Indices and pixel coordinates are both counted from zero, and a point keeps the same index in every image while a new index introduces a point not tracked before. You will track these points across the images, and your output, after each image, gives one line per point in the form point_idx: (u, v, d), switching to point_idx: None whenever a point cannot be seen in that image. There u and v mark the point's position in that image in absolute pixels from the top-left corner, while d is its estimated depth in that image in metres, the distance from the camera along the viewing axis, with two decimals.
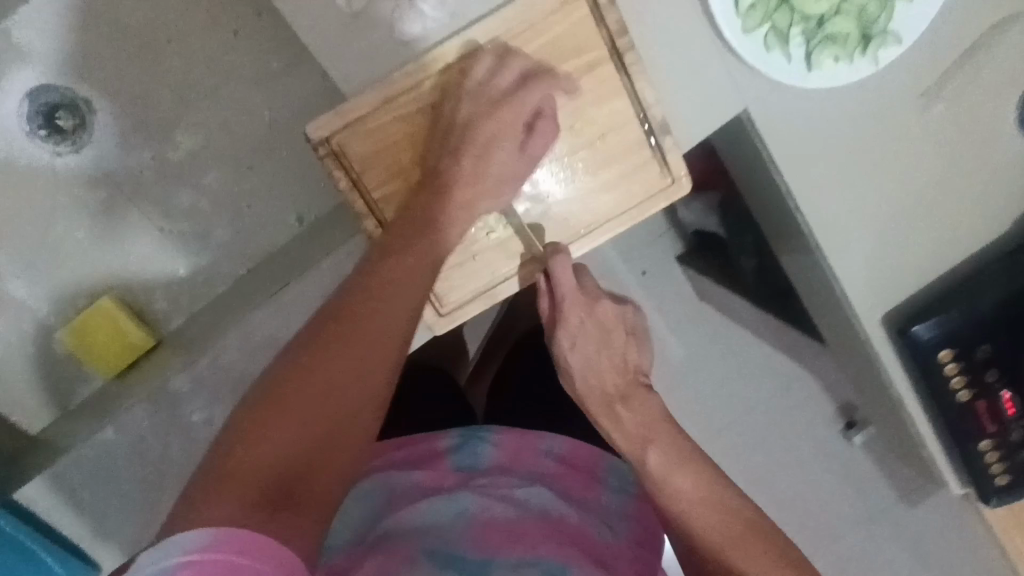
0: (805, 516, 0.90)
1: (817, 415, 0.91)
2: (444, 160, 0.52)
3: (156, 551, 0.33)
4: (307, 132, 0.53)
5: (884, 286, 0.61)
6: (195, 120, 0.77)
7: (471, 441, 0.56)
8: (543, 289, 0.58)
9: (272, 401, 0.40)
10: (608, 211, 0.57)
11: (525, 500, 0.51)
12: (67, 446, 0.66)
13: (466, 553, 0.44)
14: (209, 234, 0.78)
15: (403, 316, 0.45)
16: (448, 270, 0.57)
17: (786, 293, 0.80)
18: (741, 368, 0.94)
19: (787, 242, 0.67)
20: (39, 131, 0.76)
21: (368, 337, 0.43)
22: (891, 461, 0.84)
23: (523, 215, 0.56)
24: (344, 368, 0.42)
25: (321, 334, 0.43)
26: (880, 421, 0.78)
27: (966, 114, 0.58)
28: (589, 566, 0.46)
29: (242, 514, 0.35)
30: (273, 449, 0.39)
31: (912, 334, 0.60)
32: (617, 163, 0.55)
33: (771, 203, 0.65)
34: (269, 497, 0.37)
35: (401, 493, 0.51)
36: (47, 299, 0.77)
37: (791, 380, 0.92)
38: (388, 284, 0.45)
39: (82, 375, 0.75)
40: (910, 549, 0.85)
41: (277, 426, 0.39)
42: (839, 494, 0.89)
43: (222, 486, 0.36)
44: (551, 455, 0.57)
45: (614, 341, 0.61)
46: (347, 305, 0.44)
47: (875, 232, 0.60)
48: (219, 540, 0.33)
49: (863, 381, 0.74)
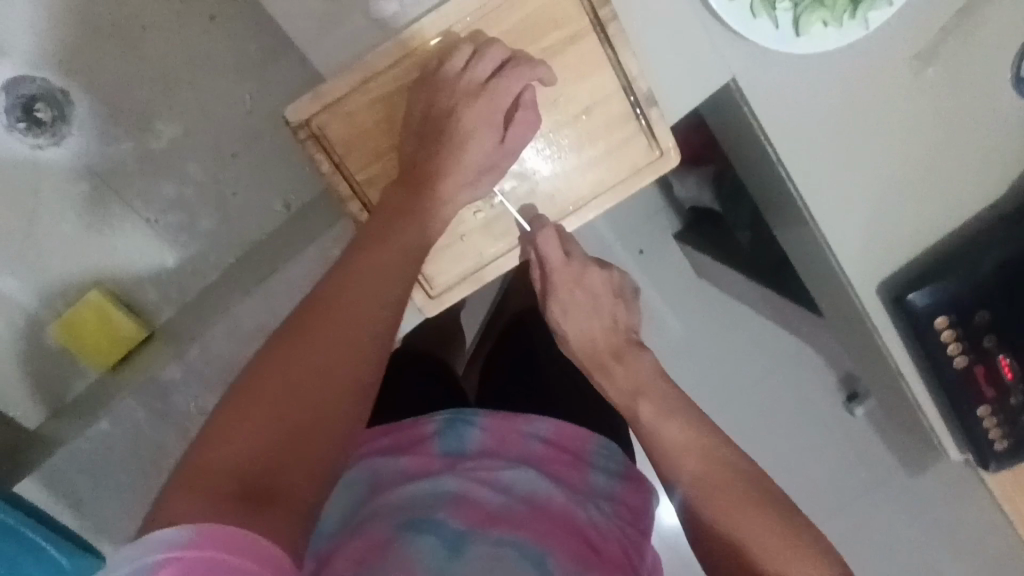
0: (808, 487, 0.90)
1: (817, 386, 0.91)
2: (422, 139, 0.51)
3: (135, 549, 0.30)
4: (285, 114, 0.51)
5: (879, 253, 0.60)
6: (175, 108, 0.76)
7: (457, 425, 0.55)
8: (534, 260, 0.56)
9: (248, 392, 0.37)
10: (595, 187, 0.55)
11: (512, 484, 0.51)
12: (69, 438, 0.69)
13: (451, 537, 0.44)
14: (194, 223, 0.78)
15: (386, 295, 0.43)
16: (436, 253, 0.56)
17: (780, 265, 0.79)
18: (740, 343, 0.94)
19: (779, 215, 0.66)
20: (17, 125, 0.73)
21: (349, 317, 0.40)
22: (891, 431, 0.85)
23: (510, 193, 0.55)
24: (324, 351, 0.39)
25: (300, 318, 0.40)
26: (878, 392, 0.78)
27: (960, 76, 0.57)
28: (575, 552, 0.46)
29: (222, 508, 0.32)
30: (247, 439, 0.35)
31: (906, 301, 0.59)
32: (603, 136, 0.54)
33: (763, 175, 0.63)
34: (248, 490, 0.34)
35: (385, 478, 0.51)
36: (35, 294, 0.76)
37: (791, 353, 0.92)
38: (370, 269, 0.43)
39: (77, 370, 0.76)
40: (911, 514, 0.86)
41: (253, 418, 0.36)
42: (840, 463, 0.90)
43: (197, 480, 0.33)
44: (538, 438, 0.57)
45: (612, 310, 0.60)
46: (324, 288, 0.42)
47: (870, 200, 0.59)
48: (202, 534, 0.30)
49: (860, 352, 0.73)
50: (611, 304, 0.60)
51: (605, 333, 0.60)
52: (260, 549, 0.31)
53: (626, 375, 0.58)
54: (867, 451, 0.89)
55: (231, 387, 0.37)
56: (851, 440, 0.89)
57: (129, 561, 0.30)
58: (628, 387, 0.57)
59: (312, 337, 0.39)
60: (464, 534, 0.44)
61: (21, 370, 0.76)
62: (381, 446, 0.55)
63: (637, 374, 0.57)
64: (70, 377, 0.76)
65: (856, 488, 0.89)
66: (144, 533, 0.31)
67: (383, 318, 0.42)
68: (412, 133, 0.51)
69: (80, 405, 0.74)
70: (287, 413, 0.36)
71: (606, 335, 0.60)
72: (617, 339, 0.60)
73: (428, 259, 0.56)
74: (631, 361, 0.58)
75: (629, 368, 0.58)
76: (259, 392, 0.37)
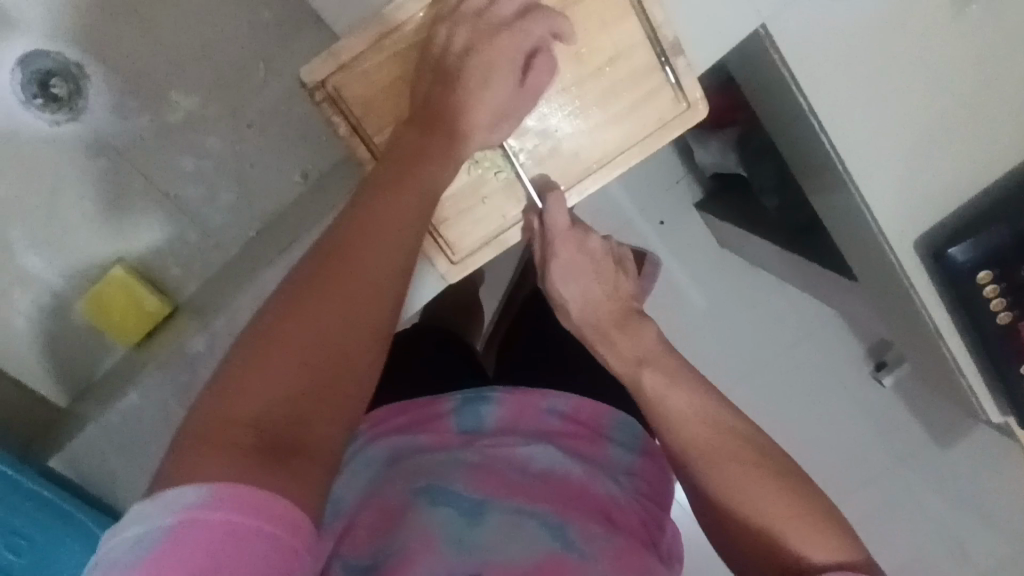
0: (833, 451, 0.91)
1: (848, 356, 0.93)
2: (437, 91, 0.48)
3: (150, 507, 0.30)
4: (300, 76, 0.49)
5: (914, 207, 0.58)
6: (190, 79, 0.75)
7: (473, 402, 0.54)
8: (537, 230, 0.54)
9: (261, 345, 0.35)
10: (620, 143, 0.54)
11: (529, 461, 0.50)
12: (95, 415, 0.67)
13: (467, 512, 0.43)
14: (214, 197, 0.77)
15: (405, 249, 0.41)
16: (457, 217, 0.54)
17: (811, 225, 0.77)
18: (763, 317, 0.95)
19: (814, 171, 0.63)
20: (34, 101, 0.73)
21: (368, 274, 0.38)
22: (928, 398, 0.87)
23: (532, 151, 0.53)
24: (343, 307, 0.37)
25: (313, 267, 0.38)
26: (913, 356, 0.76)
27: (1002, 15, 0.54)
28: (593, 526, 0.45)
29: (241, 465, 0.31)
30: (264, 392, 0.34)
31: (946, 257, 0.58)
32: (628, 89, 0.52)
33: (795, 127, 0.61)
34: (271, 445, 0.33)
35: (401, 452, 0.50)
36: (60, 271, 0.76)
37: (810, 325, 0.94)
38: (384, 215, 0.41)
39: (104, 346, 0.76)
40: (939, 486, 0.88)
41: (268, 371, 0.34)
42: (865, 430, 0.92)
43: (213, 436, 0.32)
44: (556, 413, 0.55)
45: (614, 274, 0.56)
46: (341, 240, 0.39)
47: (906, 149, 0.56)
48: (221, 496, 0.30)
49: (895, 316, 0.71)
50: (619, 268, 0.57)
51: (609, 298, 0.56)
52: (280, 514, 0.31)
53: (632, 344, 0.54)
54: (890, 418, 0.91)
55: (248, 340, 0.35)
56: (875, 406, 0.91)
57: (142, 520, 0.30)
58: (632, 351, 0.54)
59: (330, 293, 0.37)
60: (483, 506, 0.44)
61: (50, 347, 0.76)
62: (398, 421, 0.53)
63: (640, 343, 0.54)
64: (98, 354, 0.76)
65: (882, 454, 0.91)
66: (160, 490, 0.30)
67: (400, 278, 0.40)
68: (425, 73, 0.48)
69: (105, 380, 0.73)
70: (308, 364, 0.35)
71: (607, 300, 0.56)
72: (619, 305, 0.56)
73: (449, 224, 0.55)
74: (636, 329, 0.55)
75: (638, 334, 0.55)
76: (280, 345, 0.35)
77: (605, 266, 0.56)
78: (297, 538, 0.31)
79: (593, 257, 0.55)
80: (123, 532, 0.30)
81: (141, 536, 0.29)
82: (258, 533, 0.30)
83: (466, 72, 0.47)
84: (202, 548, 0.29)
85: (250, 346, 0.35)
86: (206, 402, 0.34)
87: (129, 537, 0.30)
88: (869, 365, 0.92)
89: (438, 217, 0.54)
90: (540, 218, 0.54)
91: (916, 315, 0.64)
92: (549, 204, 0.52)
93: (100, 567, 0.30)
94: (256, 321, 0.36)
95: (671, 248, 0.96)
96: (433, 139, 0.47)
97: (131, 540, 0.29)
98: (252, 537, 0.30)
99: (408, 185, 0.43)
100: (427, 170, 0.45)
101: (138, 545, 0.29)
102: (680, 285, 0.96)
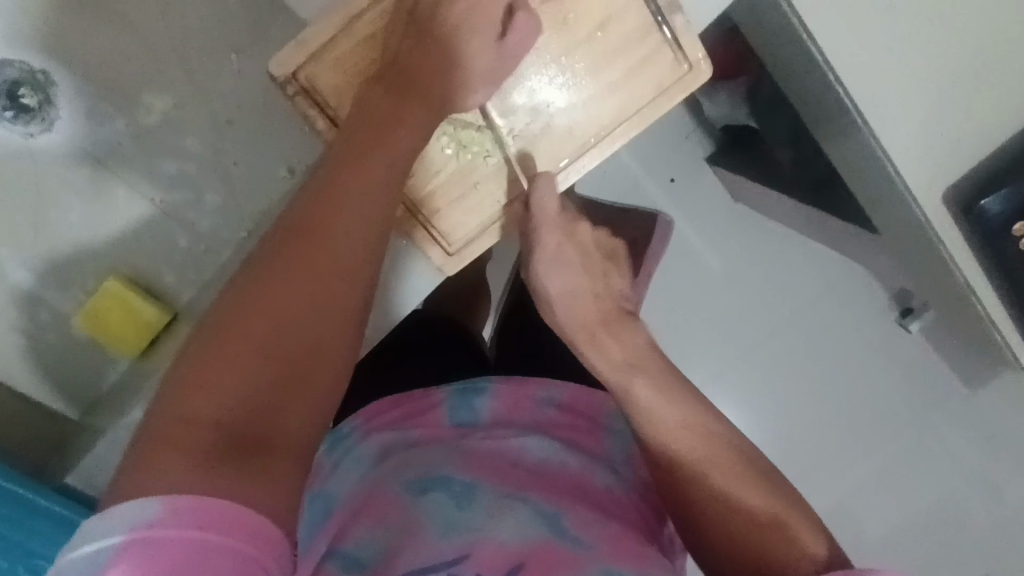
0: (866, 395, 0.99)
1: (873, 306, 0.98)
2: (412, 52, 0.45)
3: (107, 520, 0.27)
4: (269, 70, 0.46)
5: (940, 149, 0.57)
6: (163, 78, 0.71)
7: (467, 395, 0.55)
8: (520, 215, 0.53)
9: (225, 329, 0.33)
10: (618, 113, 0.50)
11: (523, 451, 0.51)
12: (100, 432, 0.63)
13: (456, 493, 0.44)
14: (202, 199, 0.73)
15: (382, 223, 0.38)
16: (450, 206, 0.51)
17: (827, 181, 0.76)
18: (788, 265, 0.99)
19: (840, 117, 0.58)
20: (5, 112, 0.72)
21: (337, 252, 0.36)
22: (945, 344, 0.91)
23: (523, 130, 0.50)
24: (310, 289, 0.34)
25: (279, 247, 0.35)
26: (940, 304, 0.77)
27: None
28: (585, 509, 0.45)
29: (207, 470, 0.29)
30: (226, 379, 0.31)
31: (979, 209, 0.57)
32: (622, 53, 0.48)
33: (807, 71, 0.57)
34: (233, 441, 0.30)
35: (393, 446, 0.51)
36: (53, 287, 0.74)
37: (833, 280, 0.99)
38: (358, 186, 0.38)
39: (108, 360, 0.74)
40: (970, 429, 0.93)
41: (229, 356, 0.32)
42: (894, 375, 0.98)
43: (172, 436, 0.30)
44: (551, 403, 0.56)
45: (601, 270, 0.57)
46: (312, 215, 0.36)
47: (928, 97, 0.54)
48: (182, 509, 0.27)
49: (922, 255, 0.67)
50: (602, 263, 0.58)
51: (596, 296, 0.56)
52: (251, 528, 0.28)
53: (618, 345, 0.54)
54: (918, 369, 0.97)
55: (209, 328, 0.33)
56: (899, 356, 0.98)
57: (101, 535, 0.27)
58: (623, 355, 0.54)
59: (299, 273, 0.34)
60: (473, 493, 0.44)
61: (47, 365, 0.74)
62: (391, 415, 0.54)
63: (630, 342, 0.54)
64: (101, 368, 0.74)
65: (904, 411, 0.97)
66: (117, 502, 0.28)
67: (374, 260, 0.37)
68: (404, 37, 0.45)
69: (112, 394, 0.71)
70: (276, 348, 0.33)
71: (595, 295, 0.56)
72: (609, 305, 0.57)
73: (442, 214, 0.51)
74: (620, 327, 0.55)
75: (620, 334, 0.55)
76: (245, 334, 0.33)
77: (591, 260, 0.57)
78: (270, 553, 0.28)
79: (579, 247, 0.56)
80: (80, 546, 0.27)
81: (103, 551, 0.27)
82: (226, 551, 0.27)
83: (452, 36, 0.46)
84: (165, 566, 0.26)
85: (213, 330, 0.33)
86: (165, 401, 0.31)
87: (86, 553, 0.27)
88: (895, 312, 0.96)
89: (429, 207, 0.51)
90: (523, 206, 0.52)
91: (940, 263, 0.65)
92: (538, 185, 0.50)
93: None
94: (220, 308, 0.34)
95: (681, 205, 0.98)
96: (411, 108, 0.43)
97: (89, 555, 0.27)
98: (216, 555, 0.27)
99: (385, 149, 0.40)
100: (397, 138, 0.41)
101: (97, 559, 0.27)
102: (698, 249, 0.99)
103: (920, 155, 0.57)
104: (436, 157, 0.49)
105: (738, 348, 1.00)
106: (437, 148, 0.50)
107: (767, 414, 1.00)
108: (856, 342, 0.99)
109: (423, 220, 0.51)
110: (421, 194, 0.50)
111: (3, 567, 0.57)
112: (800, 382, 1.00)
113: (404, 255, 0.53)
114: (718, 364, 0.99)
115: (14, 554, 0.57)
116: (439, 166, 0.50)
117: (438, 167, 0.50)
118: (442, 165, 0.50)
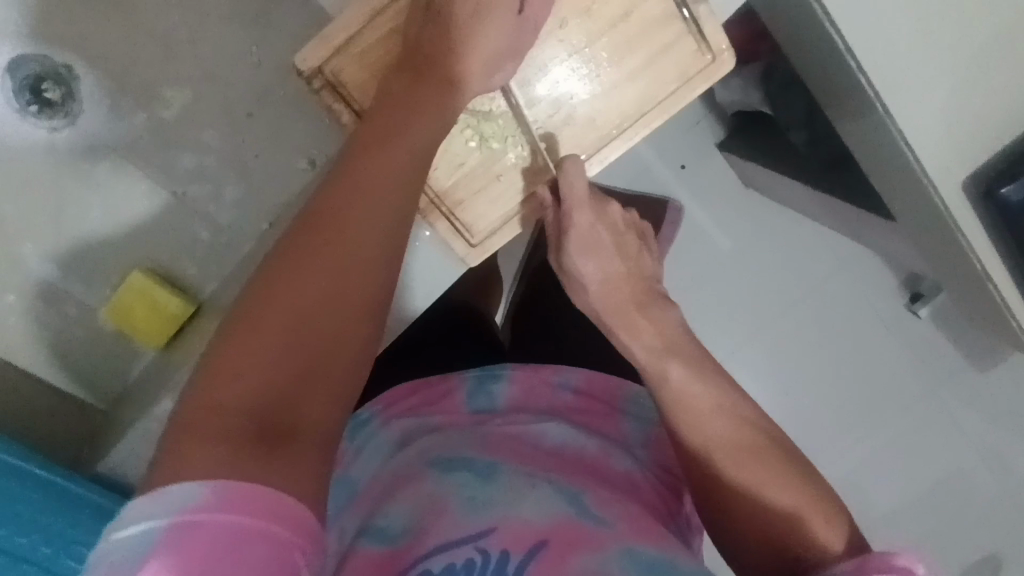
0: (876, 378, 0.99)
1: (883, 290, 0.98)
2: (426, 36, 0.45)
3: (146, 505, 0.29)
4: (296, 66, 0.47)
5: (956, 127, 0.57)
6: (181, 73, 0.72)
7: (485, 382, 0.57)
8: (548, 200, 0.52)
9: (244, 319, 0.33)
10: (640, 104, 0.50)
11: (542, 436, 0.52)
12: (128, 422, 0.65)
13: (478, 473, 0.45)
14: (220, 192, 0.74)
15: (397, 210, 0.38)
16: (472, 197, 0.52)
17: (844, 159, 0.77)
18: (799, 248, 0.99)
19: (858, 100, 0.58)
20: (29, 107, 0.72)
21: (358, 240, 0.36)
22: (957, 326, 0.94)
23: (545, 121, 0.50)
24: (331, 277, 0.35)
25: (294, 238, 0.36)
26: (953, 287, 0.77)
27: None
28: (605, 491, 0.46)
29: (234, 460, 0.30)
30: (252, 367, 0.32)
31: (1000, 195, 0.58)
32: (645, 45, 0.49)
33: (824, 56, 0.57)
34: (257, 430, 0.31)
35: (413, 432, 0.53)
36: (78, 281, 0.75)
37: (846, 259, 0.99)
38: (372, 175, 0.38)
39: (132, 351, 0.76)
40: (983, 411, 0.95)
41: (253, 345, 0.33)
42: (902, 356, 0.98)
43: (195, 424, 0.31)
44: (567, 388, 0.57)
45: (627, 251, 0.57)
46: (323, 203, 0.37)
47: (942, 86, 0.55)
48: (219, 493, 0.29)
49: (938, 236, 0.67)
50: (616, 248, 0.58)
51: (620, 277, 0.56)
52: (284, 513, 0.29)
53: (638, 323, 0.54)
54: (928, 349, 0.97)
55: (232, 316, 0.34)
56: (914, 340, 0.98)
57: (143, 517, 0.29)
58: (636, 331, 0.53)
59: (315, 260, 0.35)
60: (494, 473, 0.45)
61: (74, 358, 0.76)
62: (408, 401, 0.57)
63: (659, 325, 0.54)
64: (126, 359, 0.76)
65: (912, 391, 0.98)
66: (155, 486, 0.29)
67: (393, 247, 0.38)
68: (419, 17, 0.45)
69: (138, 384, 0.74)
70: (294, 336, 0.33)
71: (612, 278, 0.56)
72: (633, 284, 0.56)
73: (465, 204, 0.52)
74: (629, 316, 0.54)
75: (631, 317, 0.54)
76: (263, 326, 0.33)
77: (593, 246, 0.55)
78: (303, 535, 0.30)
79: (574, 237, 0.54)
80: (120, 530, 0.29)
81: (144, 534, 0.28)
82: (263, 535, 0.29)
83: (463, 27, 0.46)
84: (207, 549, 0.28)
85: (233, 318, 0.34)
86: (191, 388, 0.32)
87: (131, 535, 0.29)
88: (904, 296, 0.98)
89: (452, 200, 0.51)
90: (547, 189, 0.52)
91: (954, 246, 0.65)
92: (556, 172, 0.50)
93: (103, 565, 0.29)
94: (242, 295, 0.35)
95: (691, 191, 0.98)
96: (421, 88, 0.43)
97: (129, 540, 0.28)
98: (256, 540, 0.28)
99: (401, 137, 0.40)
100: (414, 124, 0.42)
101: (137, 544, 0.28)
102: (708, 235, 0.99)
103: (939, 142, 0.57)
104: (459, 148, 0.50)
105: (752, 330, 0.99)
106: (460, 141, 0.50)
107: (779, 398, 1.00)
108: (866, 325, 0.99)
109: (447, 211, 0.52)
110: (444, 187, 0.51)
111: (46, 555, 0.54)
112: (813, 365, 0.99)
113: (430, 247, 0.54)
114: (732, 351, 0.99)
115: (55, 539, 0.55)
116: (462, 158, 0.50)
117: (462, 160, 0.50)
118: (466, 158, 0.50)
